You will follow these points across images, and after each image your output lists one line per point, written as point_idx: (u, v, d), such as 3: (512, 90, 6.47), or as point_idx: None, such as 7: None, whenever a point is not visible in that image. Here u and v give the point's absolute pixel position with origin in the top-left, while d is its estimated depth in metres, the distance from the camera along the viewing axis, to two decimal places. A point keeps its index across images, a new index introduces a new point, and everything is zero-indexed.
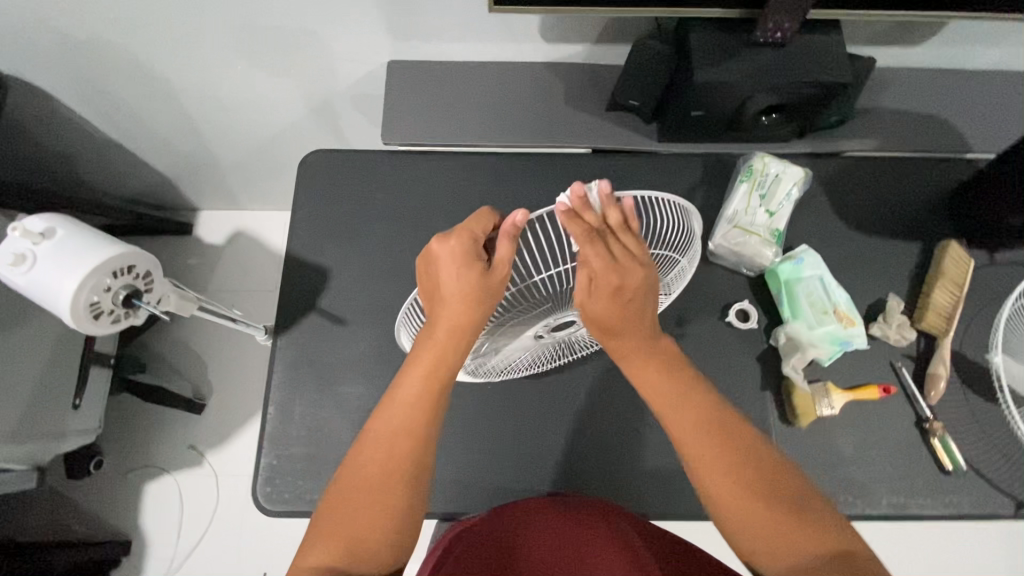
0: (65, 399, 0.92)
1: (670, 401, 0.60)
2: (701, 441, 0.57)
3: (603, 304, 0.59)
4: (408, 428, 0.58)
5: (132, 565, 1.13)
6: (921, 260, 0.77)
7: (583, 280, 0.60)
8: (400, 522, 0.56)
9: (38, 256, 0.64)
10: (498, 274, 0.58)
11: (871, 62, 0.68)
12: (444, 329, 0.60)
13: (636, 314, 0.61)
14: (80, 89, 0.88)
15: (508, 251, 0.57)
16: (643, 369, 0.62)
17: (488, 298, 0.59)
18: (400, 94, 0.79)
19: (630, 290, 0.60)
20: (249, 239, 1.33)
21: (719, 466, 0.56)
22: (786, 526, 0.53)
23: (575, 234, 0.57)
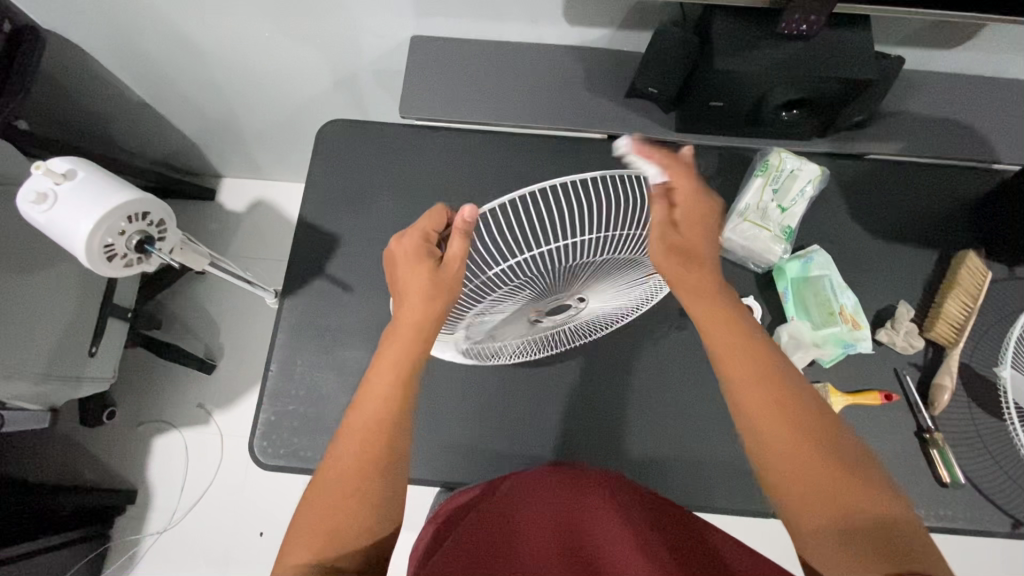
0: (82, 346, 0.94)
1: (725, 345, 0.54)
2: (765, 389, 0.51)
3: (692, 233, 0.57)
4: (381, 417, 0.54)
5: (137, 513, 1.17)
6: (936, 270, 0.75)
7: (666, 214, 0.57)
8: (376, 509, 0.51)
9: (60, 196, 0.67)
10: (452, 270, 0.55)
11: (901, 61, 0.65)
12: (406, 327, 0.56)
13: (704, 262, 0.58)
14: (113, 46, 0.90)
15: (461, 249, 0.55)
16: (700, 314, 0.56)
17: (440, 297, 0.56)
18: (422, 68, 0.80)
19: (703, 226, 0.58)
20: (269, 208, 1.36)
21: (778, 417, 0.50)
22: (838, 483, 0.47)
23: (664, 159, 0.57)
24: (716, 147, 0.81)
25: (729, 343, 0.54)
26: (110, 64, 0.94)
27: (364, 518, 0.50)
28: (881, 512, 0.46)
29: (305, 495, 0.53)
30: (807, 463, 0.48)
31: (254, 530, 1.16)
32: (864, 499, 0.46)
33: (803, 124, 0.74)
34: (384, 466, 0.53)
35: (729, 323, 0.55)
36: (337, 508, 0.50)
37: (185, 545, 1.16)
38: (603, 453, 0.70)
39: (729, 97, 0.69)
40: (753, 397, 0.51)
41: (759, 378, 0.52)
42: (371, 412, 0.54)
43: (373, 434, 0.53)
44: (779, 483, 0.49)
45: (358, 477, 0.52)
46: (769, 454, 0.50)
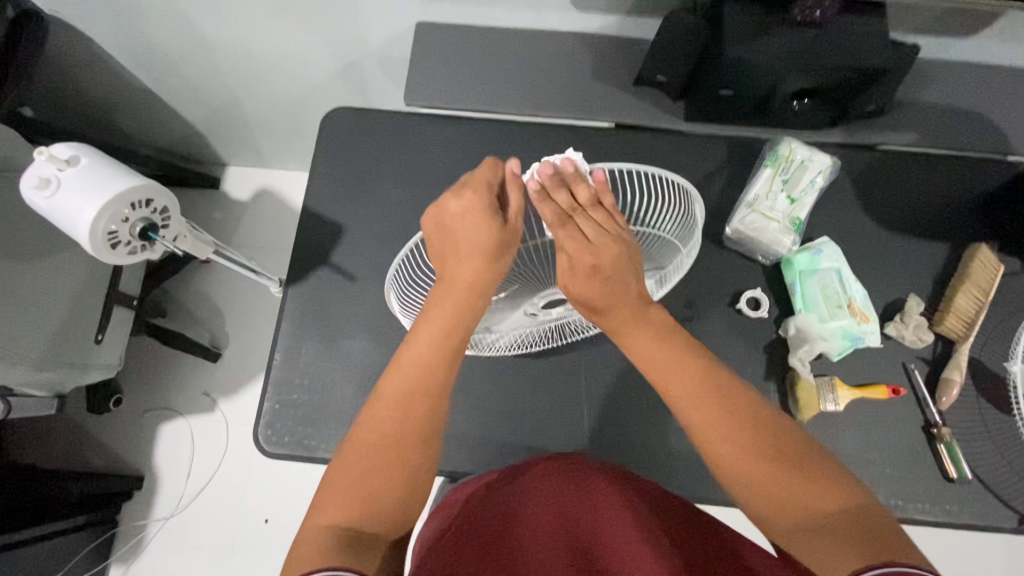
0: (88, 334, 0.94)
1: (660, 370, 0.58)
2: (696, 403, 0.55)
3: (586, 284, 0.60)
4: (424, 384, 0.55)
5: (144, 498, 1.19)
6: (948, 263, 0.74)
7: (563, 262, 0.61)
8: (418, 471, 0.52)
9: (63, 182, 0.66)
10: (514, 226, 0.59)
11: (916, 49, 0.64)
12: (465, 285, 0.58)
13: (619, 286, 0.60)
14: (116, 32, 0.89)
15: (523, 207, 0.59)
16: (636, 345, 0.60)
17: (502, 251, 0.59)
18: (427, 56, 0.79)
19: (606, 269, 0.59)
20: (273, 197, 1.36)
21: (716, 428, 0.53)
22: (786, 483, 0.49)
23: (546, 216, 0.60)
24: (724, 137, 0.80)
25: (664, 368, 0.57)
26: (113, 50, 0.94)
27: (404, 481, 0.51)
28: (836, 502, 0.47)
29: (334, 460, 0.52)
30: (752, 468, 0.51)
31: (259, 517, 1.17)
32: (818, 493, 0.48)
33: (813, 114, 0.73)
34: (431, 430, 0.54)
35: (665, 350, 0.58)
36: (376, 470, 0.51)
37: (191, 530, 1.17)
38: (607, 444, 0.70)
39: (739, 86, 0.68)
40: (691, 415, 0.55)
41: (690, 397, 0.55)
42: (401, 381, 0.55)
43: (411, 399, 0.54)
44: (737, 491, 0.52)
45: (396, 440, 0.52)
46: (721, 464, 0.53)
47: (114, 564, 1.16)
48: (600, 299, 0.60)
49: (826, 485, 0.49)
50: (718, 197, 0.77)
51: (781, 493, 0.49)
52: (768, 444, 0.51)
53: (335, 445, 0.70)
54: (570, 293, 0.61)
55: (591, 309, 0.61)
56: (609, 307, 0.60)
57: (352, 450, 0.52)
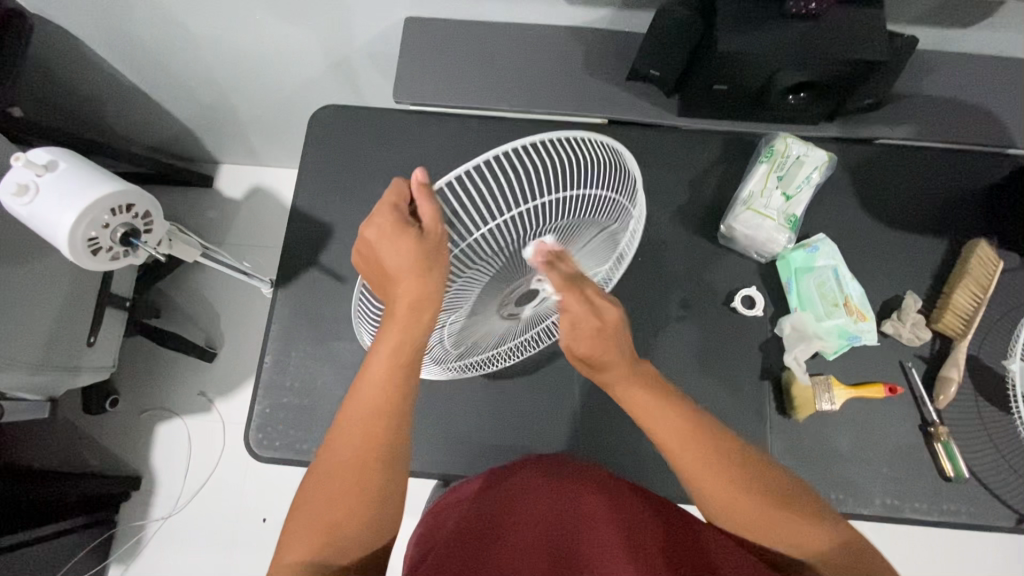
0: (81, 336, 0.94)
1: (660, 428, 0.53)
2: (693, 455, 0.51)
3: (587, 345, 0.52)
4: (381, 411, 0.53)
5: (141, 499, 1.19)
6: (946, 259, 0.73)
7: (565, 325, 0.52)
8: (379, 496, 0.51)
9: (41, 188, 0.66)
10: (435, 234, 0.50)
11: (914, 41, 0.62)
12: (402, 305, 0.51)
13: (618, 349, 0.54)
14: (102, 30, 0.87)
15: (433, 212, 0.49)
16: (629, 397, 0.55)
17: (436, 261, 0.50)
18: (416, 52, 0.77)
19: (611, 329, 0.52)
20: (267, 195, 1.34)
21: (714, 477, 0.51)
22: (783, 525, 0.49)
23: (557, 290, 0.48)
24: (718, 132, 0.78)
25: (658, 422, 0.53)
26: (99, 49, 0.92)
27: (366, 512, 0.50)
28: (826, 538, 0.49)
29: (302, 490, 0.53)
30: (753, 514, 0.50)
31: (257, 516, 1.17)
32: (810, 533, 0.49)
33: (810, 108, 0.71)
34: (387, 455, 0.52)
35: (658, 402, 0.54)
36: (337, 505, 0.50)
37: (190, 530, 1.17)
38: (601, 446, 0.70)
39: (733, 80, 0.67)
40: (689, 467, 0.52)
41: (685, 446, 0.52)
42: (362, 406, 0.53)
43: (370, 427, 0.52)
44: (724, 524, 0.52)
45: (354, 470, 0.51)
46: (723, 512, 0.51)
47: (112, 565, 1.16)
48: (600, 359, 0.53)
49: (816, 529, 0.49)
50: (712, 195, 0.76)
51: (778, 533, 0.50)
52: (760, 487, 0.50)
53: None
54: (570, 350, 0.54)
55: (593, 365, 0.55)
56: (608, 364, 0.54)
57: (316, 481, 0.52)
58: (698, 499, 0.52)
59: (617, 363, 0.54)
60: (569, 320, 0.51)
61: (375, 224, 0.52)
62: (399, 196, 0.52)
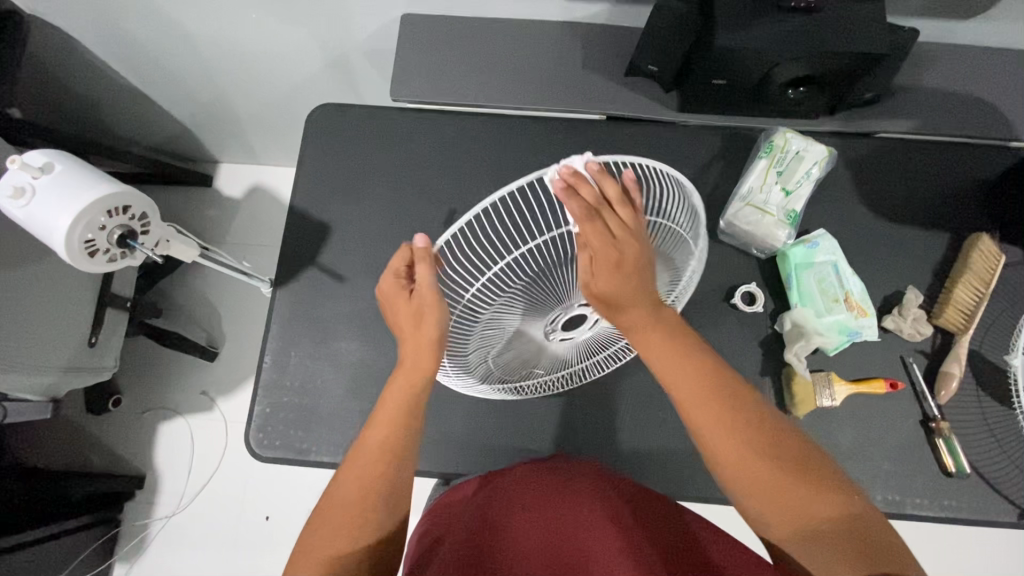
0: (82, 337, 0.94)
1: (678, 382, 0.54)
2: (705, 404, 0.52)
3: (605, 279, 0.54)
4: (386, 449, 0.54)
5: (145, 498, 1.19)
6: (948, 253, 0.72)
7: (583, 260, 0.54)
8: (381, 533, 0.51)
9: (37, 190, 0.66)
10: (427, 297, 0.53)
11: (915, 34, 0.62)
12: (408, 353, 0.55)
13: (638, 286, 0.55)
14: (98, 30, 0.87)
15: (428, 277, 0.52)
16: (651, 348, 0.56)
17: (433, 316, 0.53)
18: (413, 49, 0.77)
19: (630, 265, 0.54)
20: (266, 194, 1.34)
21: (727, 428, 0.51)
22: (797, 493, 0.48)
23: (574, 212, 0.52)
24: (718, 128, 0.78)
25: (679, 376, 0.54)
26: (96, 49, 0.92)
27: (366, 547, 0.50)
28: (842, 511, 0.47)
29: (318, 509, 0.52)
30: (769, 479, 0.49)
31: (260, 514, 1.18)
32: (825, 506, 0.47)
33: (810, 102, 0.70)
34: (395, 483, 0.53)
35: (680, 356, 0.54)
36: (335, 540, 0.49)
37: (193, 529, 1.17)
38: (602, 444, 0.70)
39: (732, 74, 0.66)
40: (704, 425, 0.52)
41: (699, 395, 0.52)
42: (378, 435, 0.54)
43: (377, 461, 0.53)
44: (738, 497, 0.50)
45: (359, 499, 0.51)
46: (737, 479, 0.50)
47: (117, 564, 1.17)
48: (616, 295, 0.54)
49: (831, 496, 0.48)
50: (712, 191, 0.76)
51: (790, 502, 0.48)
52: (775, 448, 0.50)
53: (327, 447, 0.70)
54: (589, 290, 0.55)
55: (610, 306, 0.55)
56: (625, 302, 0.55)
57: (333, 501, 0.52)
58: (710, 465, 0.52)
59: (634, 306, 0.55)
60: (588, 254, 0.54)
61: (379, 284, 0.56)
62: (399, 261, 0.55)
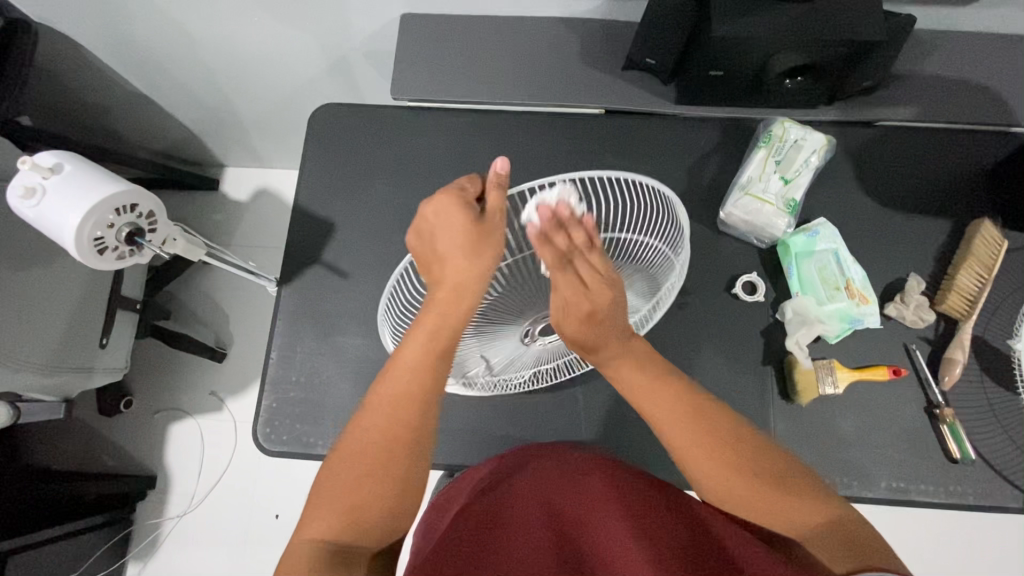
0: (94, 338, 0.95)
1: (647, 395, 0.57)
2: (684, 429, 0.55)
3: (577, 324, 0.56)
4: (411, 393, 0.54)
5: (156, 497, 1.21)
6: (950, 241, 0.72)
7: (557, 302, 0.56)
8: (401, 483, 0.52)
9: (48, 190, 0.67)
10: (493, 223, 0.54)
11: (910, 19, 0.62)
12: (453, 285, 0.55)
13: (609, 329, 0.57)
14: (106, 36, 0.88)
15: (501, 202, 0.54)
16: (622, 374, 0.59)
17: (485, 250, 0.54)
18: (413, 48, 0.78)
19: (602, 313, 0.56)
20: (271, 197, 1.36)
21: (707, 450, 0.54)
22: (778, 502, 0.51)
23: (546, 260, 0.53)
24: (715, 119, 0.78)
25: (650, 394, 0.57)
26: (103, 54, 0.93)
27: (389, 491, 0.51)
28: (818, 514, 0.50)
29: (321, 478, 0.52)
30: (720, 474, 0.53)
31: (270, 513, 1.19)
32: (796, 509, 0.50)
33: (808, 92, 0.70)
34: (413, 444, 0.53)
35: (649, 375, 0.58)
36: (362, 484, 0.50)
37: (204, 528, 1.19)
38: (605, 435, 0.70)
39: (729, 65, 0.66)
40: (658, 415, 0.56)
41: (679, 419, 0.55)
42: (395, 389, 0.54)
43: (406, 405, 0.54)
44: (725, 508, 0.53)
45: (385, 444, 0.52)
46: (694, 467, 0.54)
47: (130, 562, 1.18)
48: (590, 335, 0.57)
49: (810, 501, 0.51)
50: (712, 181, 0.76)
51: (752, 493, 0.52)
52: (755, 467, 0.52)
53: (332, 441, 0.70)
54: (562, 330, 0.58)
55: (583, 345, 0.59)
56: (598, 344, 0.58)
57: (345, 452, 0.52)
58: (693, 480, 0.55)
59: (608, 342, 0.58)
60: (560, 299, 0.56)
61: (435, 211, 0.56)
62: (470, 185, 0.57)
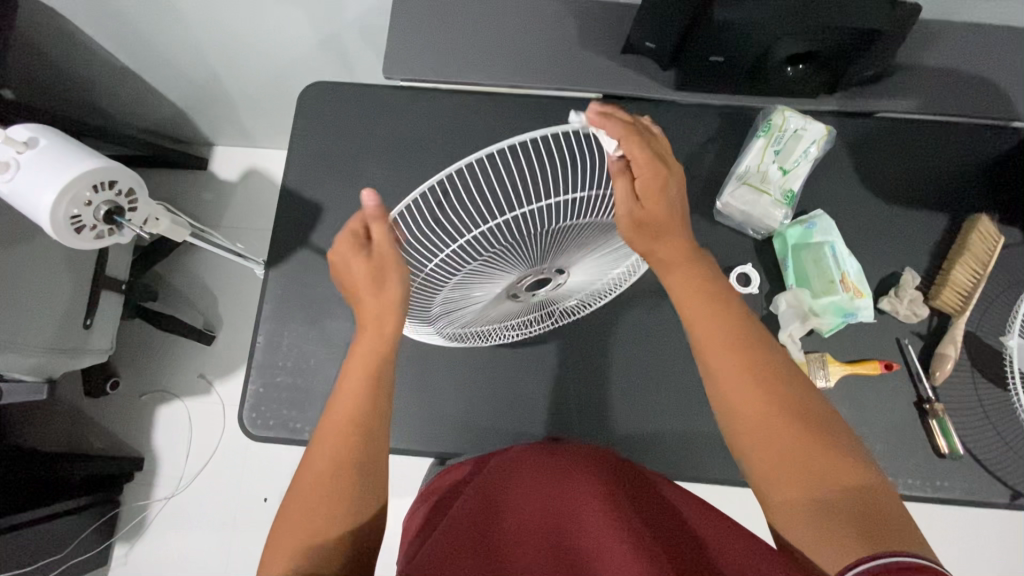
0: (76, 319, 0.93)
1: (696, 311, 0.53)
2: (737, 353, 0.50)
3: (650, 203, 0.51)
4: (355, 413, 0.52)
5: (143, 479, 1.20)
6: (946, 235, 0.72)
7: (623, 183, 0.51)
8: (356, 505, 0.49)
9: (23, 165, 0.65)
10: (384, 252, 0.49)
11: (916, 8, 0.58)
12: (369, 314, 0.52)
13: (674, 218, 0.53)
14: (88, 8, 0.85)
15: (387, 231, 0.49)
16: (675, 278, 0.54)
17: (389, 278, 0.50)
18: (405, 24, 0.75)
19: (665, 195, 0.52)
20: (261, 177, 1.33)
21: (756, 377, 0.48)
22: (809, 454, 0.45)
23: (611, 129, 0.51)
24: (714, 106, 0.77)
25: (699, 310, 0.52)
26: (85, 27, 0.90)
27: (343, 512, 0.48)
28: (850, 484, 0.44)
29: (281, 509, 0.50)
30: (771, 425, 0.47)
31: (258, 496, 1.19)
32: (831, 469, 0.44)
33: (809, 80, 0.69)
34: (358, 464, 0.50)
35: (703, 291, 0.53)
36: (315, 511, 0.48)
37: (193, 511, 1.18)
38: (596, 425, 0.70)
39: (729, 51, 0.65)
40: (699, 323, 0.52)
41: (724, 337, 0.51)
42: (343, 412, 0.52)
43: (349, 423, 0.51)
44: (763, 470, 0.47)
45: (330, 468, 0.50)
46: (740, 427, 0.48)
47: (117, 544, 1.17)
48: (660, 219, 0.52)
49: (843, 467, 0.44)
50: (709, 170, 0.75)
51: (800, 469, 0.45)
52: (803, 420, 0.47)
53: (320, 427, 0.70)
54: (629, 220, 0.52)
55: (650, 234, 0.53)
56: (663, 233, 0.53)
57: (304, 470, 0.51)
58: (737, 430, 0.48)
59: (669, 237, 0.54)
60: (627, 178, 0.51)
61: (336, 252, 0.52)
62: (356, 221, 0.51)
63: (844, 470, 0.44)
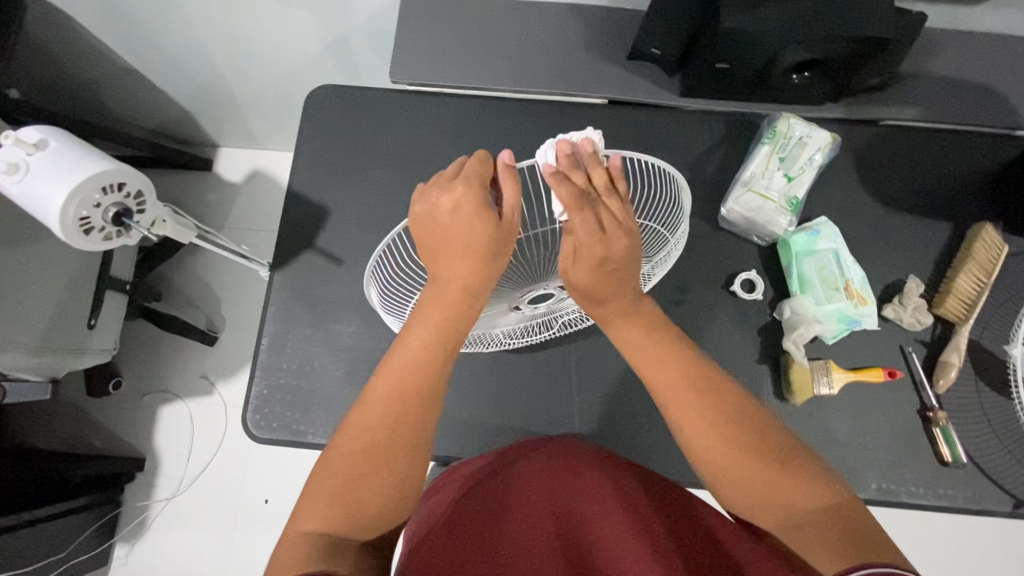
0: (80, 319, 0.93)
1: (646, 363, 0.55)
2: (688, 401, 0.52)
3: (591, 274, 0.52)
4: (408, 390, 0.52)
5: (144, 479, 1.20)
6: (951, 243, 0.72)
7: (568, 247, 0.52)
8: (401, 488, 0.49)
9: (32, 166, 0.66)
10: (511, 218, 0.51)
11: (924, 16, 0.60)
12: (455, 283, 0.53)
13: (624, 279, 0.54)
14: (97, 10, 0.86)
15: (516, 194, 0.51)
16: (627, 334, 0.56)
17: (498, 247, 0.52)
18: (412, 28, 0.75)
19: (614, 261, 0.52)
20: (265, 179, 1.33)
21: (709, 420, 0.51)
22: (771, 479, 0.48)
23: (562, 197, 0.50)
24: (719, 112, 0.77)
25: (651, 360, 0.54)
26: (94, 29, 0.90)
27: (385, 492, 0.49)
28: (817, 501, 0.47)
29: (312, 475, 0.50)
30: (729, 463, 0.49)
31: (259, 498, 1.19)
32: (798, 490, 0.47)
33: (813, 88, 0.69)
34: (408, 448, 0.51)
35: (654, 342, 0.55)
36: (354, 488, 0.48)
37: (193, 512, 1.18)
38: (599, 430, 0.70)
39: (735, 58, 0.65)
40: (653, 376, 0.54)
41: (671, 381, 0.53)
42: (388, 391, 0.52)
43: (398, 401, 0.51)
44: (732, 498, 0.50)
45: (377, 445, 0.50)
46: (707, 465, 0.50)
47: (118, 544, 1.17)
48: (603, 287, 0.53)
49: (810, 487, 0.47)
50: (713, 176, 0.75)
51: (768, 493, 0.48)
52: (758, 448, 0.49)
53: (323, 429, 0.70)
54: (573, 284, 0.54)
55: (592, 299, 0.55)
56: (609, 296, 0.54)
57: (340, 444, 0.51)
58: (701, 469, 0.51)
59: (614, 303, 0.55)
60: (574, 243, 0.52)
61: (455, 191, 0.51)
62: (485, 168, 0.52)
63: (812, 489, 0.47)
